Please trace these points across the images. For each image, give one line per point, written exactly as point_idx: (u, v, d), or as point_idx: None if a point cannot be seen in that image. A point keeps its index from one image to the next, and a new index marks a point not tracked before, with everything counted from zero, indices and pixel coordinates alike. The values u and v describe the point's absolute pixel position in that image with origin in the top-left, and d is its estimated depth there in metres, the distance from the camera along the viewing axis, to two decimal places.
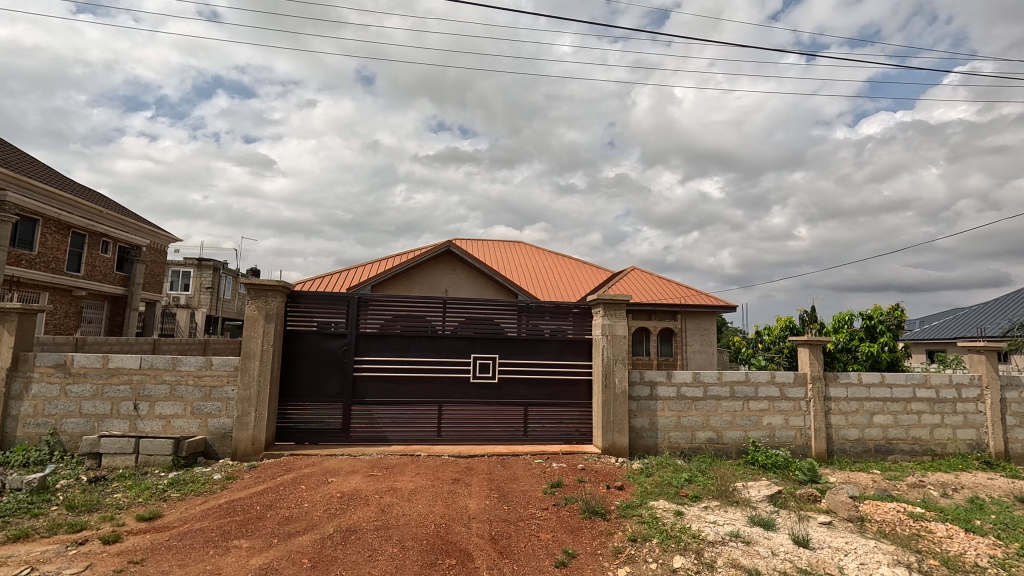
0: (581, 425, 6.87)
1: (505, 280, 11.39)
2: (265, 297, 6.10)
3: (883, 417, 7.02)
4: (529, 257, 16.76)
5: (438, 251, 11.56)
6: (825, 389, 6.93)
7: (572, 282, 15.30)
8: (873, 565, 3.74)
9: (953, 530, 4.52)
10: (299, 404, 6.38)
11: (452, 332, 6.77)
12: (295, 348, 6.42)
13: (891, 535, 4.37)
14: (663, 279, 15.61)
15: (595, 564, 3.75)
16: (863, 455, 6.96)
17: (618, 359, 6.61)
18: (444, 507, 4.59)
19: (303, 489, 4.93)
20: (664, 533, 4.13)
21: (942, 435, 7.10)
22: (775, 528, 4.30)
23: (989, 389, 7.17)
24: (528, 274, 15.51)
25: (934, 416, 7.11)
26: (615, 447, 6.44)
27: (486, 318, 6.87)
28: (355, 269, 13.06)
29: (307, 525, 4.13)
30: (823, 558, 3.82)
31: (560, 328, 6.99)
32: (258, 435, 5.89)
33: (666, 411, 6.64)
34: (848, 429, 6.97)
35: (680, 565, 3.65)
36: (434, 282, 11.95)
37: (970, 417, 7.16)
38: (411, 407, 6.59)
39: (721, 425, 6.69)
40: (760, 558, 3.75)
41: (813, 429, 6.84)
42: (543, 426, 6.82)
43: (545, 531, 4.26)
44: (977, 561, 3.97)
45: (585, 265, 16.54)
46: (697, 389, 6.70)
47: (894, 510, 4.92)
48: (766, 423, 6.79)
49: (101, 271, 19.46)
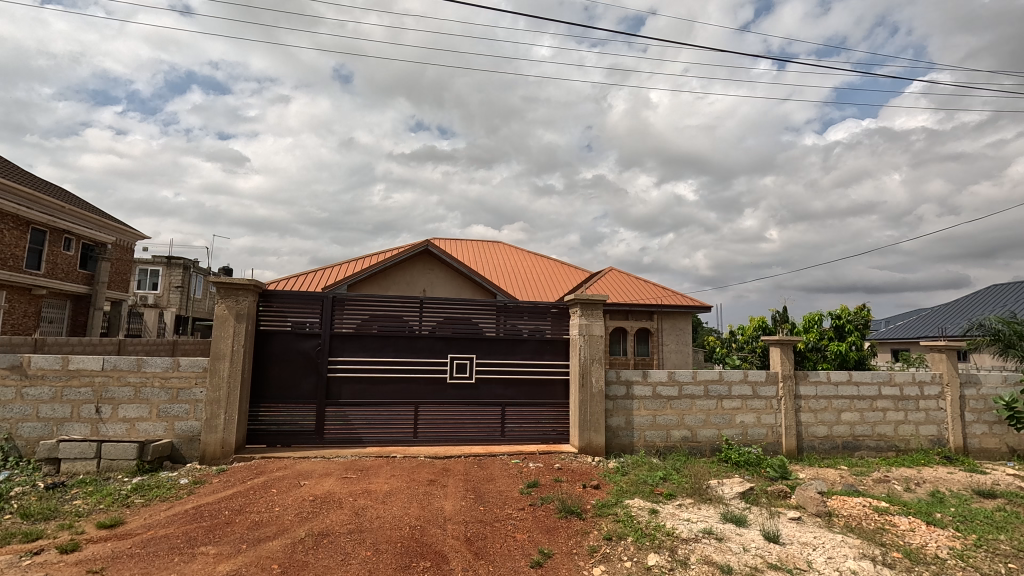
0: (558, 424, 6.88)
1: (483, 280, 11.38)
2: (235, 297, 5.92)
3: (850, 414, 7.22)
4: (507, 256, 16.77)
5: (416, 250, 11.47)
6: (796, 387, 7.10)
7: (551, 282, 15.37)
8: (840, 559, 3.82)
9: (915, 523, 4.67)
10: (271, 405, 6.23)
11: (430, 332, 6.72)
12: (266, 348, 6.27)
13: (857, 529, 4.50)
14: (639, 280, 15.84)
15: (571, 564, 3.75)
16: (830, 452, 7.15)
17: (595, 359, 6.64)
18: (419, 510, 4.53)
19: (274, 493, 4.81)
20: (639, 531, 4.16)
21: (906, 431, 7.36)
22: (746, 524, 4.38)
23: (949, 386, 7.45)
24: (507, 274, 15.54)
25: (898, 413, 7.36)
26: (591, 446, 6.47)
27: (465, 318, 6.83)
28: (330, 267, 12.86)
29: (278, 530, 4.03)
30: (793, 553, 3.90)
31: (538, 328, 6.99)
32: (228, 437, 5.73)
33: (642, 410, 6.71)
34: (817, 426, 7.15)
35: (654, 563, 3.69)
36: (412, 281, 11.86)
37: (931, 414, 7.43)
38: (387, 408, 6.51)
39: (695, 423, 6.79)
40: (732, 554, 3.81)
41: (783, 426, 7.00)
42: (520, 426, 6.81)
43: (521, 531, 4.25)
44: (937, 553, 4.10)
45: (563, 265, 16.66)
46: (672, 388, 6.79)
47: (860, 504, 5.06)
48: (738, 421, 6.92)
49: (63, 269, 18.73)
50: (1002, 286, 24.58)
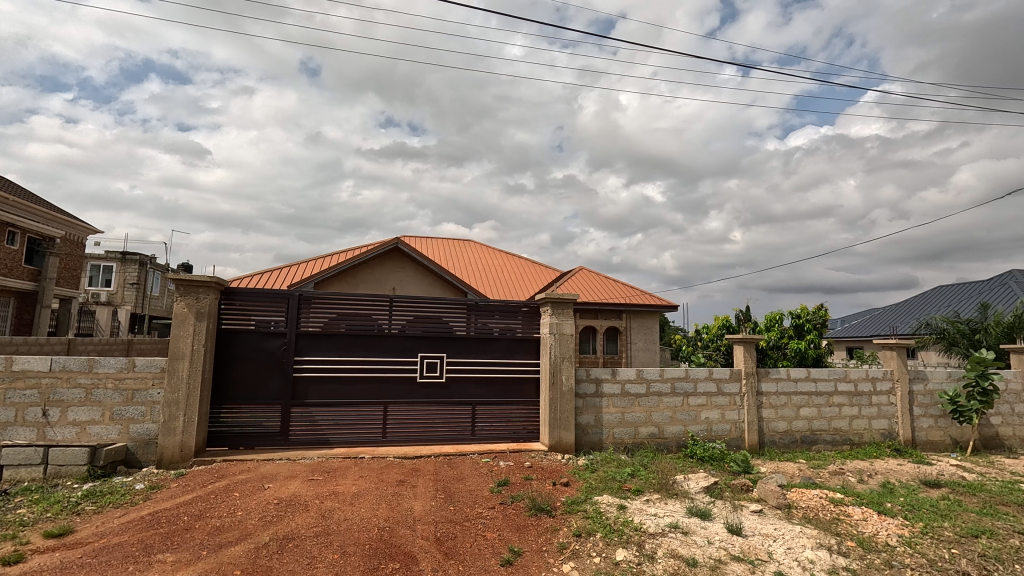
0: (528, 423, 6.91)
1: (454, 279, 11.31)
2: (195, 295, 5.71)
3: (809, 410, 7.51)
4: (478, 255, 16.72)
5: (386, 248, 11.31)
6: (757, 384, 7.33)
7: (521, 281, 15.41)
8: (799, 549, 3.97)
9: (868, 513, 4.90)
10: (234, 406, 6.03)
11: (399, 331, 6.63)
12: (228, 348, 6.07)
13: (814, 519, 4.68)
14: (608, 279, 16.05)
15: (540, 561, 3.77)
16: (790, 446, 7.41)
17: (565, 357, 6.69)
18: (388, 511, 4.47)
19: (237, 497, 4.66)
20: (607, 527, 4.22)
21: (860, 425, 7.69)
22: (710, 518, 4.50)
23: (899, 382, 7.83)
24: (478, 272, 15.49)
25: (853, 408, 7.68)
26: (561, 444, 6.52)
27: (435, 317, 6.78)
28: (296, 265, 12.55)
29: (241, 535, 3.91)
30: (754, 545, 4.02)
31: (509, 327, 7.00)
32: (187, 440, 5.52)
33: (610, 407, 6.80)
34: (778, 422, 7.40)
35: (622, 558, 3.75)
36: (381, 279, 11.69)
37: (883, 408, 7.79)
38: (355, 409, 6.39)
39: (662, 420, 6.93)
40: (697, 547, 3.90)
41: (746, 422, 7.22)
42: (490, 426, 6.80)
43: (491, 530, 4.25)
44: (888, 541, 4.31)
45: (533, 264, 16.73)
46: (640, 386, 6.90)
47: (817, 496, 5.27)
48: (703, 418, 7.10)
49: (6, 264, 17.67)
50: (947, 287, 26.02)
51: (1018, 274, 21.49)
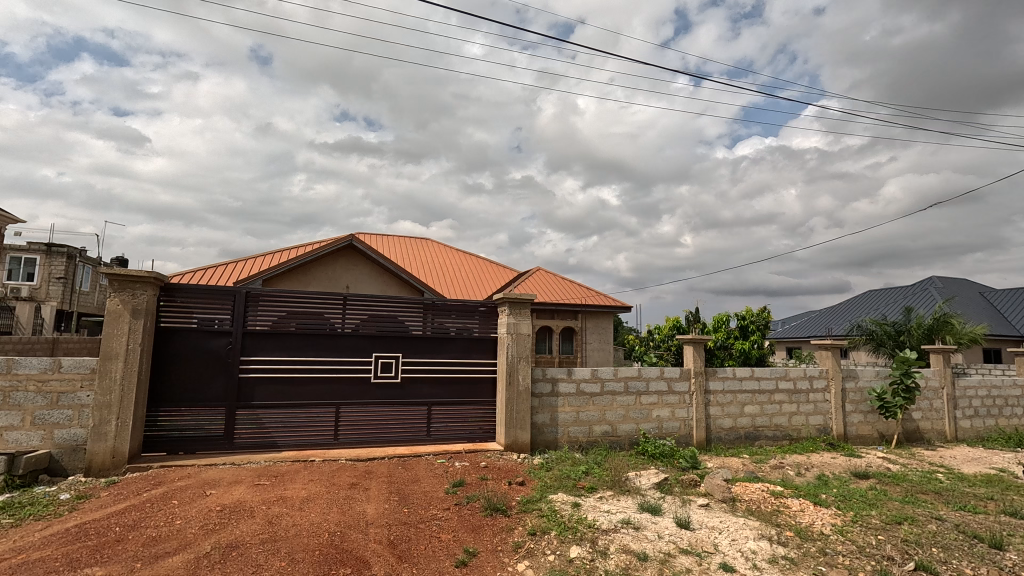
0: (484, 423, 6.89)
1: (410, 278, 11.14)
2: (131, 291, 5.36)
3: (752, 407, 7.87)
4: (435, 254, 16.55)
5: (339, 245, 11.00)
6: (705, 383, 7.62)
7: (479, 281, 15.36)
8: (742, 541, 4.15)
9: (805, 504, 5.18)
10: (173, 409, 5.70)
11: (353, 330, 6.47)
12: (168, 348, 5.73)
13: (756, 511, 4.92)
14: (565, 280, 16.26)
15: (495, 561, 3.77)
16: (734, 442, 7.74)
17: (522, 357, 6.72)
18: (340, 515, 4.34)
19: (175, 504, 4.41)
20: (562, 525, 4.27)
21: (798, 422, 8.13)
22: (660, 513, 4.63)
23: (833, 380, 8.34)
24: (435, 271, 15.33)
25: (792, 405, 8.11)
26: (517, 443, 6.55)
27: (391, 316, 6.65)
28: (243, 260, 12.02)
29: (179, 545, 3.70)
30: (701, 538, 4.17)
31: (466, 327, 6.96)
32: (120, 446, 5.17)
33: (566, 406, 6.89)
34: (724, 419, 7.71)
35: (576, 555, 3.80)
36: (334, 277, 11.36)
37: (818, 405, 8.27)
38: (305, 410, 6.18)
39: (615, 418, 7.08)
40: (648, 542, 4.01)
41: (694, 419, 7.49)
42: (445, 426, 6.74)
43: (446, 531, 4.21)
44: (822, 530, 4.58)
45: (491, 264, 16.72)
46: (595, 385, 7.02)
47: (759, 489, 5.52)
48: (655, 416, 7.30)
49: None
50: (876, 292, 27.93)
51: (937, 281, 23.33)
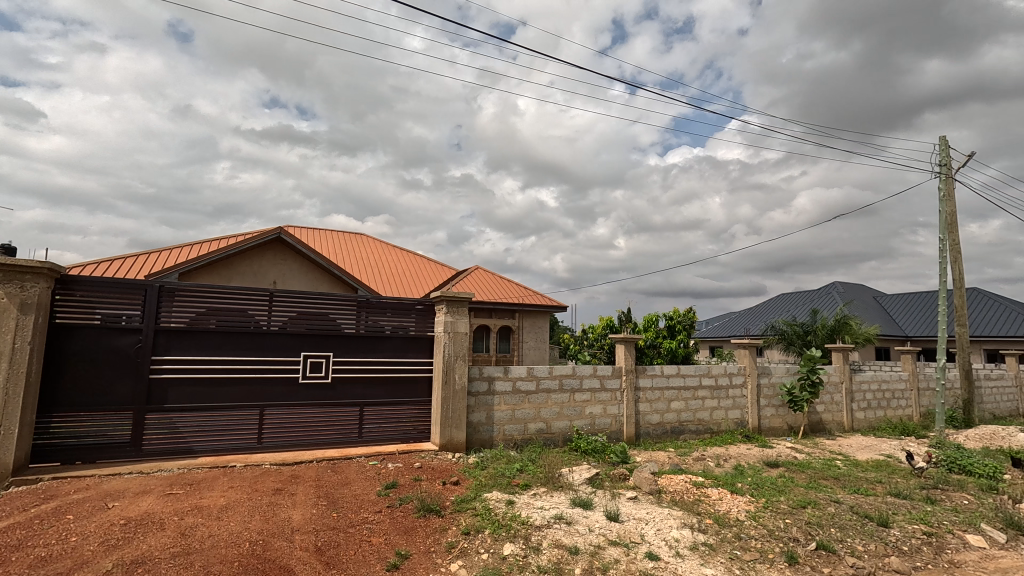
0: (418, 423, 6.77)
1: (343, 274, 10.75)
2: (19, 283, 4.78)
3: (678, 403, 8.28)
4: (371, 250, 16.09)
5: (266, 238, 10.41)
6: (636, 380, 7.93)
7: (416, 278, 15.10)
8: (667, 530, 4.36)
9: (723, 493, 5.53)
10: (69, 415, 5.16)
11: (280, 328, 6.15)
12: (64, 346, 5.18)
13: (680, 502, 5.18)
14: (503, 279, 16.34)
15: (428, 562, 3.72)
16: (661, 436, 8.12)
17: (459, 356, 6.67)
18: (261, 523, 4.10)
19: (71, 520, 3.98)
20: (496, 523, 4.29)
21: (719, 416, 8.65)
22: (591, 507, 4.76)
23: (750, 376, 8.96)
24: (370, 268, 14.90)
25: (713, 401, 8.62)
26: (452, 443, 6.50)
27: (322, 314, 6.39)
28: (157, 252, 11.09)
29: (75, 564, 3.35)
30: (629, 529, 4.34)
31: (402, 325, 6.82)
32: (3, 457, 4.60)
33: (502, 405, 6.92)
34: (652, 414, 8.06)
35: (509, 552, 3.83)
36: (260, 271, 10.76)
37: (737, 400, 8.85)
38: (225, 413, 5.80)
39: (550, 415, 7.21)
40: (579, 536, 4.12)
41: (625, 415, 7.77)
42: (378, 427, 6.56)
43: (377, 534, 4.10)
44: (738, 516, 4.91)
45: (429, 262, 16.49)
46: (530, 383, 7.11)
47: (683, 481, 5.83)
48: (588, 412, 7.50)
49: None
50: (787, 295, 30.32)
51: (839, 286, 25.67)
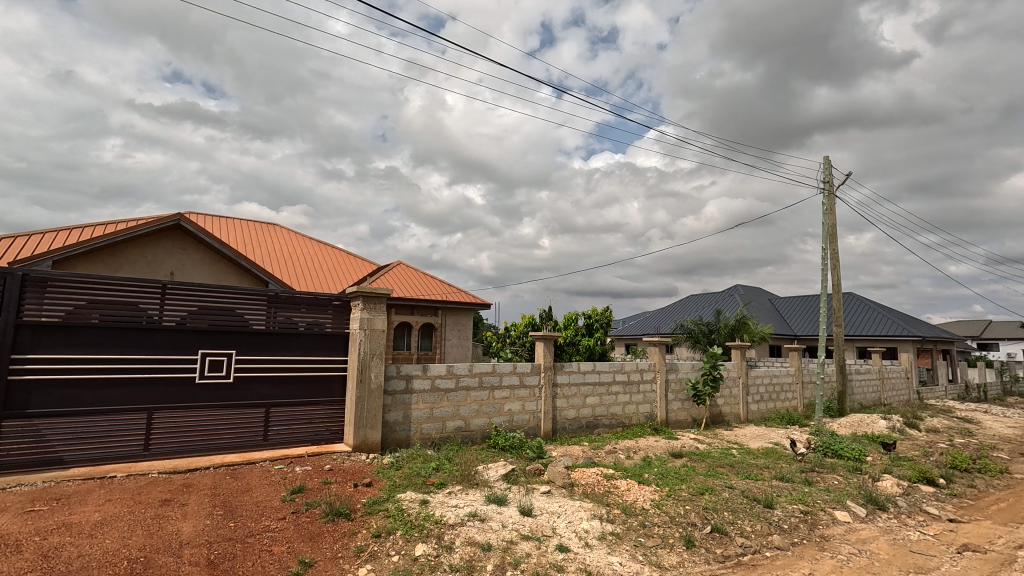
0: (331, 423, 6.47)
1: (252, 266, 10.04)
2: None
3: (593, 398, 8.60)
4: (285, 241, 15.18)
5: (163, 224, 9.47)
6: (553, 377, 8.12)
7: (333, 272, 14.45)
8: (577, 522, 4.51)
9: (631, 483, 5.82)
10: None
11: (177, 324, 5.64)
12: None
13: (591, 494, 5.39)
14: (426, 275, 16.08)
15: (334, 569, 3.57)
16: (577, 431, 8.39)
17: (375, 354, 6.47)
18: (144, 538, 3.72)
19: None
20: (408, 524, 4.20)
21: (630, 410, 9.08)
22: (506, 502, 4.81)
23: (659, 372, 9.49)
24: (283, 260, 14.05)
25: (626, 396, 9.04)
26: (367, 443, 6.30)
27: (226, 309, 5.93)
28: (26, 236, 9.74)
29: None
30: (542, 523, 4.43)
31: (317, 322, 6.49)
32: None
33: (419, 403, 6.80)
34: (568, 410, 8.30)
35: (421, 553, 3.77)
36: (154, 261, 9.77)
37: (647, 395, 9.34)
38: (104, 418, 5.21)
39: (469, 413, 7.20)
40: (492, 532, 4.14)
41: (542, 411, 7.94)
42: (286, 429, 6.20)
43: (279, 543, 3.87)
44: (643, 505, 5.18)
45: (348, 255, 15.84)
46: (449, 381, 7.05)
47: (594, 473, 6.05)
48: (506, 409, 7.58)
49: None
50: (696, 296, 32.51)
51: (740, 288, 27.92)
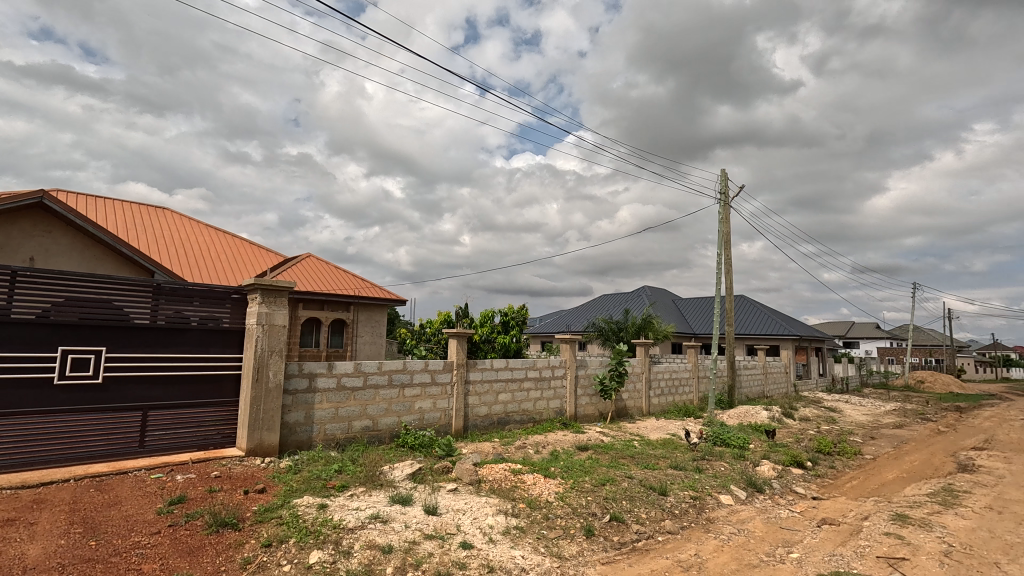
0: (222, 427, 5.95)
1: (134, 254, 8.99)
2: None
3: (505, 395, 8.69)
4: (177, 227, 13.79)
5: (22, 203, 8.19)
6: (466, 374, 8.09)
7: (233, 263, 13.37)
8: (482, 518, 4.52)
9: (537, 477, 5.94)
10: None
11: (37, 316, 4.98)
12: None
13: (497, 489, 5.43)
14: (337, 269, 15.36)
15: None
16: (488, 427, 8.43)
17: (274, 351, 6.05)
18: None
19: None
20: (303, 530, 3.97)
21: (541, 406, 9.29)
22: (410, 502, 4.71)
23: (570, 369, 9.80)
24: (174, 248, 12.75)
25: (538, 392, 9.23)
26: (262, 447, 5.88)
27: (99, 301, 5.27)
28: None
29: None
30: (446, 521, 4.39)
31: (212, 316, 5.96)
32: None
33: (323, 403, 6.47)
34: (480, 407, 8.32)
35: (315, 560, 3.58)
36: (8, 244, 8.44)
37: (558, 390, 9.61)
38: None
39: (377, 412, 6.96)
40: (393, 533, 4.03)
41: (454, 409, 7.88)
42: (168, 434, 5.61)
43: (150, 560, 3.50)
44: (547, 498, 5.32)
45: (251, 245, 14.72)
46: (357, 379, 6.78)
47: (502, 469, 6.10)
48: (417, 407, 7.43)
49: None
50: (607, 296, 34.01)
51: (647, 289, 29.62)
